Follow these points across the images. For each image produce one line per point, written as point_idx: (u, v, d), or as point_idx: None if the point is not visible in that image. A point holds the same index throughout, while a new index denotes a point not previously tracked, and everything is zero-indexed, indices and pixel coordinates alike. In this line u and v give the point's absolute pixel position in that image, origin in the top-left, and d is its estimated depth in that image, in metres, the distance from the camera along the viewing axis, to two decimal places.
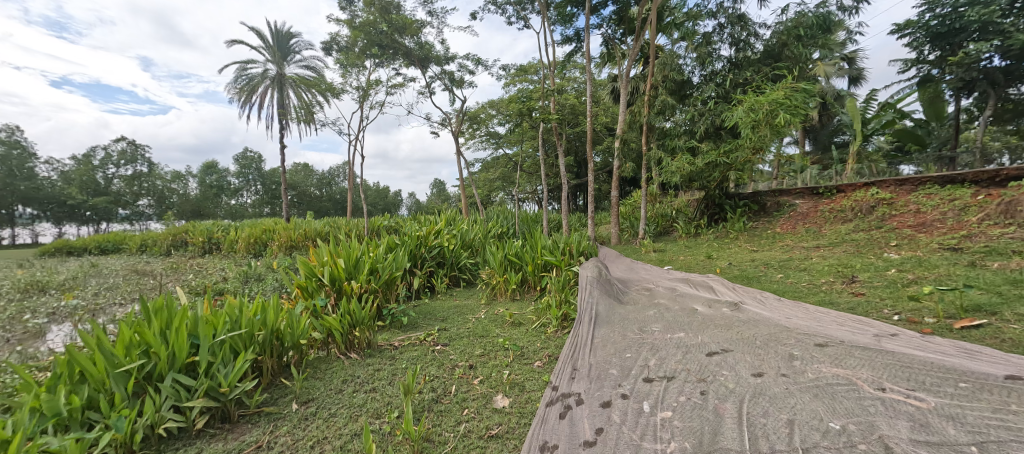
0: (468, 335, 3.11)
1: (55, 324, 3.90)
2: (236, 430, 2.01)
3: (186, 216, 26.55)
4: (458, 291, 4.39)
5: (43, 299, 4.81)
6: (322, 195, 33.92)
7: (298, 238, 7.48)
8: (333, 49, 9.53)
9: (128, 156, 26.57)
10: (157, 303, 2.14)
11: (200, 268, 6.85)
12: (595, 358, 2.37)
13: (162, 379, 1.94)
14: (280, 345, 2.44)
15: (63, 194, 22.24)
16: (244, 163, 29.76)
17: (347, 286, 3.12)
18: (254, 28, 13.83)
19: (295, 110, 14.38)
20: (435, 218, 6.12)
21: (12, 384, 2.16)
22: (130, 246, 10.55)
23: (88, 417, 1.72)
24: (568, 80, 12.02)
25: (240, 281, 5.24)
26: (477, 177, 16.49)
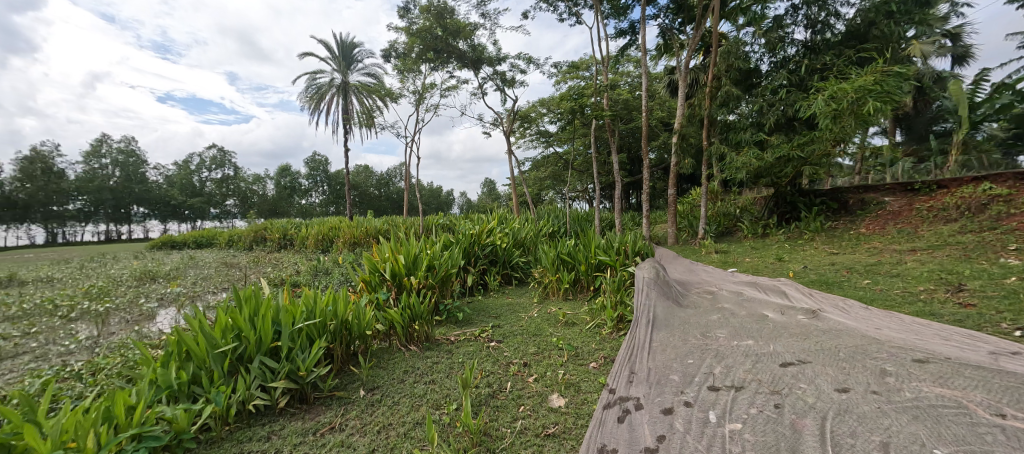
0: (522, 333, 3.13)
1: (162, 308, 4.50)
2: (313, 411, 2.18)
3: (265, 214, 29.26)
4: (510, 290, 4.44)
5: (153, 286, 5.57)
6: (381, 195, 35.84)
7: (360, 235, 7.95)
8: (392, 56, 10.02)
9: (218, 161, 29.78)
10: (246, 291, 2.38)
11: (276, 262, 7.55)
12: (655, 362, 2.29)
13: (250, 361, 2.16)
14: (348, 334, 2.61)
15: (168, 195, 25.51)
16: (313, 166, 32.15)
17: (407, 281, 3.27)
18: (323, 40, 14.93)
19: (358, 115, 15.32)
20: (487, 217, 6.23)
21: (135, 358, 2.52)
22: (220, 241, 11.87)
23: (193, 391, 1.96)
24: (622, 74, 11.68)
25: (310, 274, 5.68)
26: (528, 177, 16.53)
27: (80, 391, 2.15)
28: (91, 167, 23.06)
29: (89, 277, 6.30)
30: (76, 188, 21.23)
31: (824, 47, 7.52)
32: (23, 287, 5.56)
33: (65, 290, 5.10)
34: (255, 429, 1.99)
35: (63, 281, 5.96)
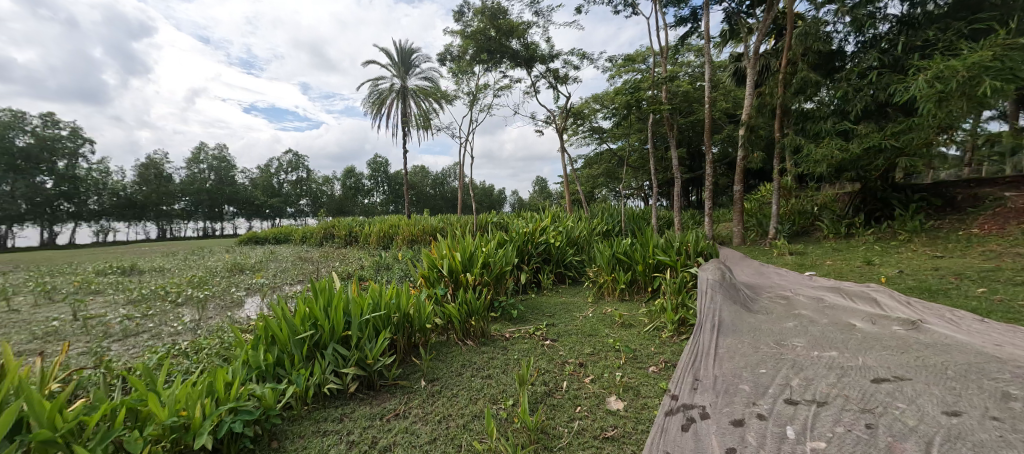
0: (576, 333, 3.10)
1: (248, 296, 5.02)
2: (379, 397, 2.31)
3: (333, 213, 31.54)
4: (564, 289, 4.40)
5: (240, 277, 6.25)
6: (437, 194, 37.15)
7: (417, 233, 8.30)
8: (447, 59, 10.31)
9: (293, 164, 32.59)
10: (320, 283, 2.58)
11: (343, 257, 8.12)
12: (722, 369, 2.15)
13: (325, 347, 2.34)
14: (410, 327, 2.74)
15: (253, 196, 28.41)
16: (375, 167, 34.04)
17: (463, 278, 3.36)
18: (384, 48, 15.74)
19: (416, 117, 15.99)
20: (540, 215, 6.22)
21: (228, 340, 2.83)
22: (296, 237, 13.00)
23: (277, 372, 2.16)
24: (682, 65, 11.08)
25: (372, 269, 6.04)
26: (581, 174, 16.25)
27: (186, 366, 2.46)
28: (192, 172, 26.32)
29: (191, 268, 7.20)
30: (180, 190, 24.78)
31: (925, 21, 6.61)
32: (141, 275, 6.50)
33: (173, 279, 5.88)
34: (330, 410, 2.16)
35: (171, 271, 6.87)
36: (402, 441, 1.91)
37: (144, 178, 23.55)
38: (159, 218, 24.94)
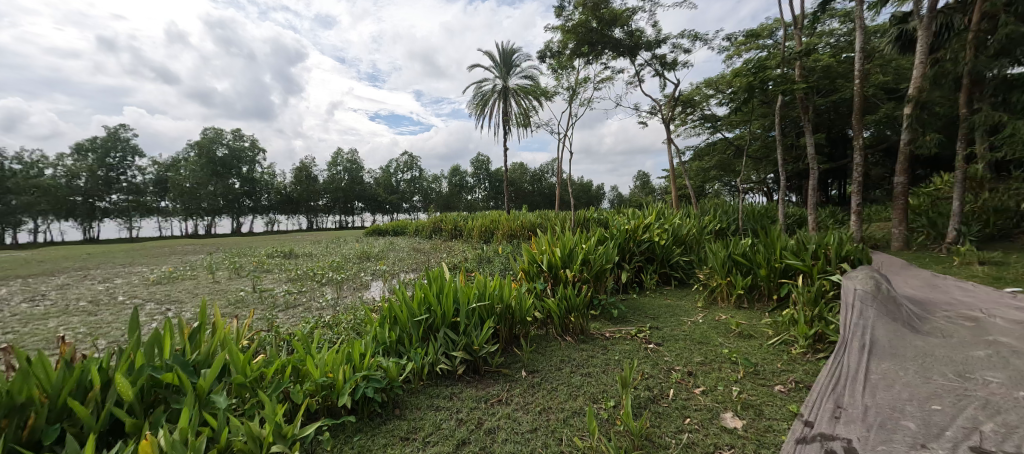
0: (684, 339, 2.88)
1: (373, 280, 5.73)
2: (484, 382, 2.44)
3: (441, 209, 34.15)
4: (669, 291, 4.11)
5: (367, 263, 7.18)
6: (535, 190, 37.77)
7: (517, 228, 8.50)
8: (548, 56, 10.36)
9: (408, 164, 36.08)
10: (433, 272, 2.81)
11: (449, 249, 8.78)
12: (875, 399, 1.81)
13: (437, 331, 2.55)
14: (511, 318, 2.83)
15: (376, 193, 32.21)
16: (478, 165, 35.88)
17: (564, 274, 3.34)
18: (487, 51, 16.46)
19: (516, 116, 16.43)
20: (643, 210, 5.91)
21: (359, 317, 3.27)
22: (410, 230, 14.41)
23: (398, 349, 2.43)
24: (823, 35, 9.45)
25: (475, 262, 6.39)
26: (690, 168, 14.97)
27: (329, 337, 2.91)
28: (332, 173, 30.84)
29: (329, 254, 8.47)
30: (323, 189, 29.28)
31: None
32: (296, 258, 7.89)
33: (317, 263, 6.99)
34: (441, 389, 2.35)
35: (316, 256, 8.19)
36: (505, 426, 2.00)
37: (298, 179, 28.47)
38: (308, 212, 29.94)
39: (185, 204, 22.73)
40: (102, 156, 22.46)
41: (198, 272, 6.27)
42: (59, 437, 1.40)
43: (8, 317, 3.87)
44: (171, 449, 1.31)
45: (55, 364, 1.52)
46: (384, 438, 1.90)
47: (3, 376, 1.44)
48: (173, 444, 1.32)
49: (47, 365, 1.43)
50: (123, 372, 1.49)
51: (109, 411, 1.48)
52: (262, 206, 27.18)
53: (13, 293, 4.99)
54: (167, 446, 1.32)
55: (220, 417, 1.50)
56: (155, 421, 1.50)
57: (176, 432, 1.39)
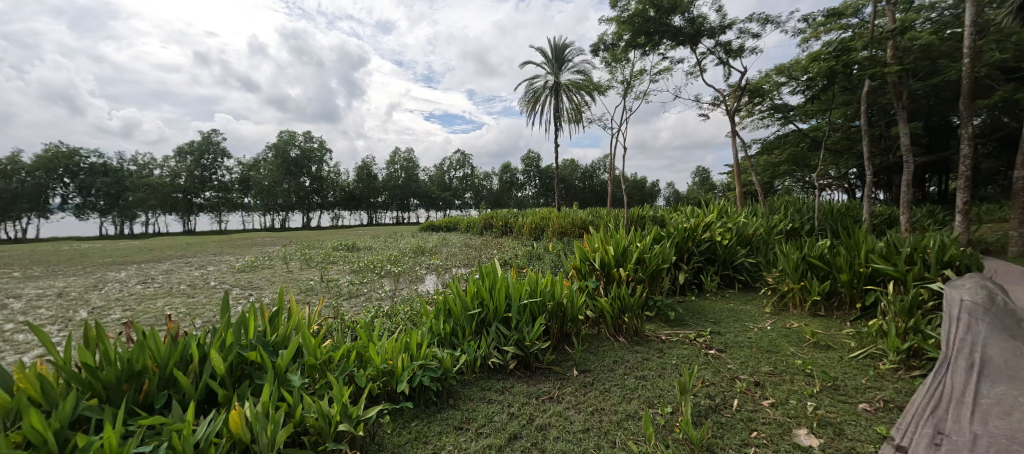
0: (750, 346, 2.69)
1: (427, 274, 5.93)
2: (535, 379, 2.44)
3: (492, 206, 34.70)
4: (733, 295, 3.86)
5: (422, 258, 7.44)
6: (585, 187, 37.16)
7: (568, 225, 8.38)
8: (601, 49, 10.10)
9: (460, 162, 36.97)
10: (486, 267, 2.85)
11: (500, 246, 8.87)
12: (985, 428, 1.57)
13: (489, 325, 2.58)
14: (562, 316, 2.80)
15: (430, 190, 33.34)
16: (529, 162, 35.91)
17: (617, 272, 3.24)
18: (539, 48, 16.40)
19: (568, 111, 16.22)
20: (704, 208, 5.59)
21: (415, 309, 3.40)
22: (462, 226, 14.75)
23: (451, 341, 2.49)
24: (920, 10, 8.36)
25: (525, 258, 6.40)
26: (757, 162, 13.94)
27: (388, 326, 3.05)
28: (390, 171, 32.34)
29: (387, 248, 8.89)
30: (381, 186, 30.79)
31: None
32: (357, 251, 8.37)
33: (376, 256, 7.37)
34: (492, 382, 2.37)
35: (375, 249, 8.63)
36: (556, 424, 1.98)
37: (359, 177, 30.16)
38: (368, 208, 31.66)
39: (264, 200, 25.24)
40: (198, 158, 25.08)
41: (274, 262, 6.87)
42: (167, 401, 1.60)
43: (126, 296, 4.48)
44: (255, 421, 1.45)
45: (163, 338, 1.73)
46: (439, 426, 1.96)
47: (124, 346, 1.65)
48: (257, 415, 1.46)
49: (156, 339, 1.62)
50: (216, 349, 1.66)
51: (206, 382, 1.66)
52: (328, 202, 29.17)
53: (129, 276, 5.76)
54: (253, 417, 1.46)
55: (294, 394, 1.63)
56: (240, 394, 1.65)
57: (258, 405, 1.52)
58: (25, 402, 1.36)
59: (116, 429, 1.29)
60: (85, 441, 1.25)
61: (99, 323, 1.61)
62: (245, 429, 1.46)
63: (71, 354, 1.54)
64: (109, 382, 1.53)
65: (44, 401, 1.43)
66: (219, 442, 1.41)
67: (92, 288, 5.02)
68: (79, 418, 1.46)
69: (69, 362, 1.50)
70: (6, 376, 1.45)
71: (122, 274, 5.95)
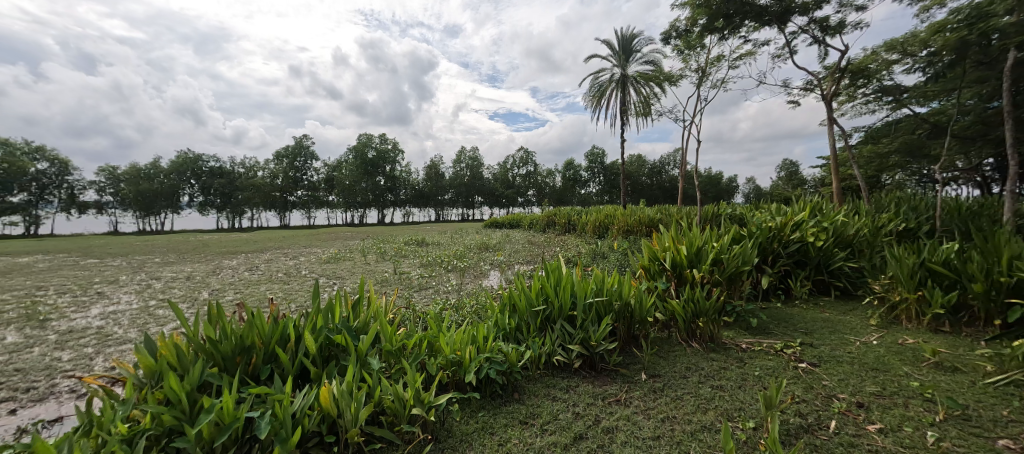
0: (851, 362, 2.38)
1: (492, 270, 6.04)
2: (601, 380, 2.36)
3: (554, 203, 34.57)
4: (827, 303, 3.45)
5: (487, 254, 7.61)
6: (653, 183, 35.58)
7: (634, 223, 8.05)
8: (673, 37, 9.55)
9: (523, 160, 37.23)
10: (551, 264, 2.80)
11: (563, 244, 8.78)
12: None
13: (554, 322, 2.54)
14: (630, 316, 2.66)
15: (494, 188, 33.98)
16: (593, 158, 35.12)
17: (690, 274, 2.93)
18: (605, 40, 15.95)
19: (635, 105, 15.61)
20: (793, 204, 5.05)
21: (480, 303, 3.48)
22: (525, 223, 14.85)
23: (516, 336, 2.49)
24: None
25: (589, 256, 6.26)
26: (858, 153, 12.31)
27: (455, 319, 3.16)
28: (456, 170, 33.49)
29: (454, 244, 9.22)
30: (448, 184, 31.99)
31: None
32: (427, 246, 8.78)
33: (443, 251, 7.67)
34: (557, 380, 2.34)
35: (443, 245, 8.99)
36: (624, 428, 1.90)
37: (428, 175, 31.60)
38: (436, 205, 33.10)
39: (345, 198, 27.48)
40: (291, 161, 27.91)
41: (354, 255, 7.43)
42: (270, 374, 1.79)
43: (235, 281, 5.12)
44: (341, 398, 1.57)
45: (267, 318, 1.93)
46: (505, 418, 1.97)
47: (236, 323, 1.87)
48: (343, 393, 1.58)
49: (261, 319, 1.82)
50: (308, 331, 1.82)
51: (299, 360, 1.82)
52: (400, 200, 30.99)
53: (237, 264, 6.59)
54: (339, 395, 1.58)
55: (374, 377, 1.73)
56: (328, 373, 1.80)
57: (343, 383, 1.65)
58: (165, 366, 1.59)
59: (232, 394, 1.47)
60: (209, 404, 1.43)
61: (218, 303, 1.84)
62: (332, 404, 1.59)
63: (198, 327, 1.79)
64: (225, 354, 1.74)
65: (178, 366, 1.67)
66: (312, 415, 1.55)
67: (211, 273, 5.82)
68: (205, 383, 1.69)
69: (197, 334, 1.74)
70: (151, 343, 1.71)
71: (233, 262, 6.82)
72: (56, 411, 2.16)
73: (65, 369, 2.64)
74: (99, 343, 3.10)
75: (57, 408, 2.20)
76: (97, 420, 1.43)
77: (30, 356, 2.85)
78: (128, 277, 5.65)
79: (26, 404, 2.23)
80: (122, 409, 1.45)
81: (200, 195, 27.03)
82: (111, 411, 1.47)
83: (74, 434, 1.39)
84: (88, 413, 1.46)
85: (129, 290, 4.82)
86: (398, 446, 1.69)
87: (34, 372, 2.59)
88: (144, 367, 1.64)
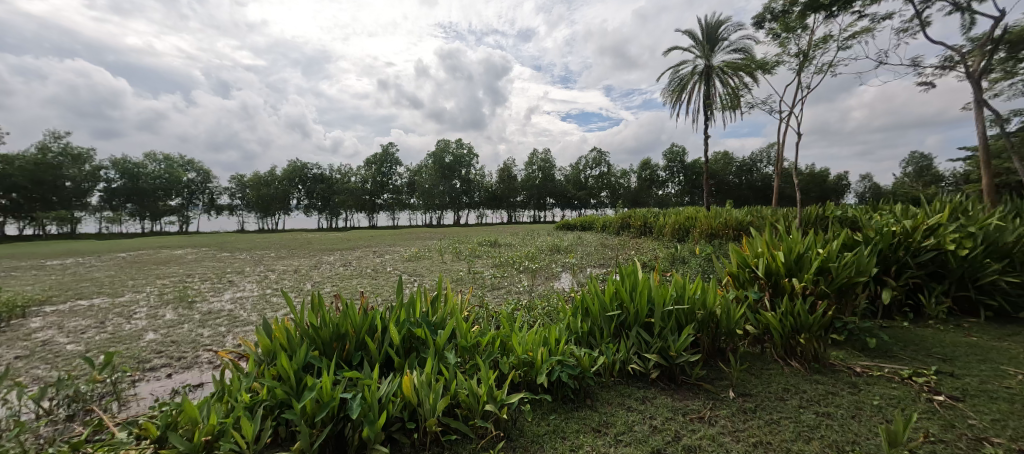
0: (1008, 401, 1.92)
1: (564, 272, 5.97)
2: (683, 394, 2.16)
3: (629, 204, 33.36)
4: (974, 326, 2.83)
5: (558, 255, 7.57)
6: (741, 183, 32.69)
7: (719, 226, 7.42)
8: (767, 20, 8.67)
9: (596, 160, 36.43)
10: (628, 267, 2.64)
11: (639, 247, 8.42)
12: None
13: (630, 329, 2.39)
14: (716, 327, 2.40)
15: (565, 189, 33.77)
16: (671, 157, 33.25)
17: (789, 283, 2.55)
18: (687, 30, 14.99)
19: (721, 97, 14.44)
20: (923, 204, 4.28)
21: (552, 305, 3.43)
22: (598, 225, 14.50)
23: (589, 341, 2.39)
24: None
25: (668, 261, 5.89)
26: (1015, 142, 10.07)
27: (527, 319, 3.16)
28: (528, 172, 33.85)
29: (526, 245, 9.30)
30: (520, 186, 32.44)
31: None
32: (500, 247, 8.97)
33: (515, 252, 7.76)
34: (632, 390, 2.19)
35: (515, 246, 9.13)
36: (708, 448, 1.73)
37: (501, 178, 32.35)
38: (508, 207, 33.77)
39: (424, 201, 29.19)
40: (379, 167, 30.34)
41: (432, 254, 7.81)
42: (359, 361, 1.92)
43: (332, 275, 5.66)
44: (422, 389, 1.62)
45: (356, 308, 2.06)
46: (576, 424, 1.89)
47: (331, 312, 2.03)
48: (423, 383, 1.64)
49: (353, 310, 1.96)
50: (393, 323, 1.92)
51: (384, 350, 1.93)
52: (474, 202, 32.12)
53: (333, 260, 7.30)
54: (419, 385, 1.64)
55: (450, 371, 1.77)
56: (409, 364, 1.88)
57: (423, 374, 1.71)
58: (277, 346, 1.78)
59: (330, 376, 1.59)
60: (311, 382, 1.57)
61: (319, 294, 2.02)
62: (413, 393, 1.65)
63: (303, 314, 1.98)
64: (324, 340, 1.90)
65: (288, 347, 1.86)
66: (396, 401, 1.62)
67: (313, 267, 6.51)
68: (307, 365, 1.86)
69: (302, 320, 1.93)
70: (266, 325, 1.93)
71: (330, 258, 7.57)
72: (199, 378, 2.54)
73: (206, 344, 3.10)
74: (229, 323, 3.61)
75: (199, 375, 2.59)
76: (227, 389, 1.64)
77: (181, 330, 3.41)
78: (249, 269, 6.55)
79: (179, 370, 2.65)
80: (244, 381, 1.66)
81: (305, 199, 30.59)
82: (236, 383, 1.68)
83: (211, 398, 1.60)
84: (220, 382, 1.68)
85: (250, 279, 5.58)
86: (471, 441, 1.70)
87: (184, 344, 3.08)
88: (262, 346, 1.86)
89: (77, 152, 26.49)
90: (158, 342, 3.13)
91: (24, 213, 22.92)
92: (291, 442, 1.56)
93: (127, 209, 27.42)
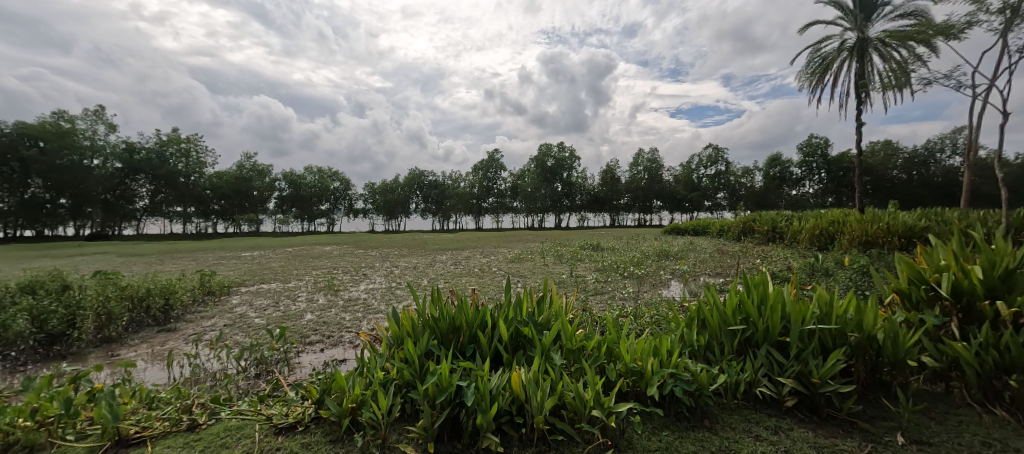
0: None
1: (674, 279, 5.54)
2: (830, 430, 1.82)
3: (753, 207, 29.69)
4: None
5: (667, 261, 7.10)
6: (910, 179, 26.65)
7: (877, 233, 6.13)
8: None
9: (712, 159, 33.23)
10: (755, 277, 2.34)
11: (765, 255, 7.44)
12: None
13: (758, 347, 2.10)
14: (876, 353, 1.97)
15: (675, 190, 31.48)
16: (809, 150, 28.66)
17: (990, 308, 1.96)
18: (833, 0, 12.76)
19: (881, 75, 11.97)
20: None
21: (662, 314, 3.22)
22: (713, 230, 13.19)
23: (707, 356, 2.15)
24: None
25: (806, 273, 5.06)
26: None
27: (635, 326, 3.02)
28: (633, 173, 32.50)
29: (630, 250, 8.94)
30: (625, 189, 31.27)
31: None
32: (602, 251, 8.78)
33: (618, 257, 7.50)
34: (759, 417, 1.91)
35: (618, 250, 8.82)
36: None
37: (605, 180, 31.65)
38: (611, 210, 32.85)
39: (527, 203, 30.03)
40: (485, 173, 32.09)
41: (534, 256, 7.97)
42: (472, 353, 2.03)
43: (446, 273, 6.14)
44: (529, 385, 1.66)
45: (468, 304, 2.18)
46: (693, 445, 1.73)
47: (448, 308, 2.19)
48: (530, 381, 1.67)
49: (467, 304, 2.10)
50: (502, 321, 1.99)
51: (494, 345, 2.01)
52: (577, 204, 31.98)
53: (445, 259, 7.93)
54: (527, 382, 1.67)
55: (556, 371, 1.77)
56: (517, 360, 1.93)
57: (531, 371, 1.74)
58: (405, 333, 2.00)
59: (449, 363, 1.72)
60: (433, 368, 1.71)
61: (438, 288, 2.21)
62: (522, 389, 1.69)
63: (424, 307, 2.18)
64: (442, 331, 2.06)
65: (413, 335, 2.07)
66: (505, 394, 1.68)
67: (429, 265, 7.17)
68: (429, 352, 2.03)
69: (423, 312, 2.13)
70: (397, 314, 2.18)
71: (442, 257, 8.23)
72: (343, 354, 2.99)
73: (348, 327, 3.62)
74: (366, 310, 4.17)
75: (344, 352, 3.04)
76: (366, 366, 1.88)
77: (330, 313, 4.04)
78: (378, 264, 7.47)
79: (328, 346, 3.15)
80: (378, 361, 1.89)
81: (422, 203, 33.89)
82: (372, 361, 1.91)
83: (355, 372, 1.86)
84: (361, 359, 1.94)
85: (379, 273, 6.36)
86: (577, 444, 1.67)
87: (332, 325, 3.64)
88: (393, 332, 2.11)
89: (263, 167, 33.38)
90: (314, 321, 3.76)
91: (227, 216, 29.74)
92: (415, 419, 1.72)
93: (292, 212, 33.64)
